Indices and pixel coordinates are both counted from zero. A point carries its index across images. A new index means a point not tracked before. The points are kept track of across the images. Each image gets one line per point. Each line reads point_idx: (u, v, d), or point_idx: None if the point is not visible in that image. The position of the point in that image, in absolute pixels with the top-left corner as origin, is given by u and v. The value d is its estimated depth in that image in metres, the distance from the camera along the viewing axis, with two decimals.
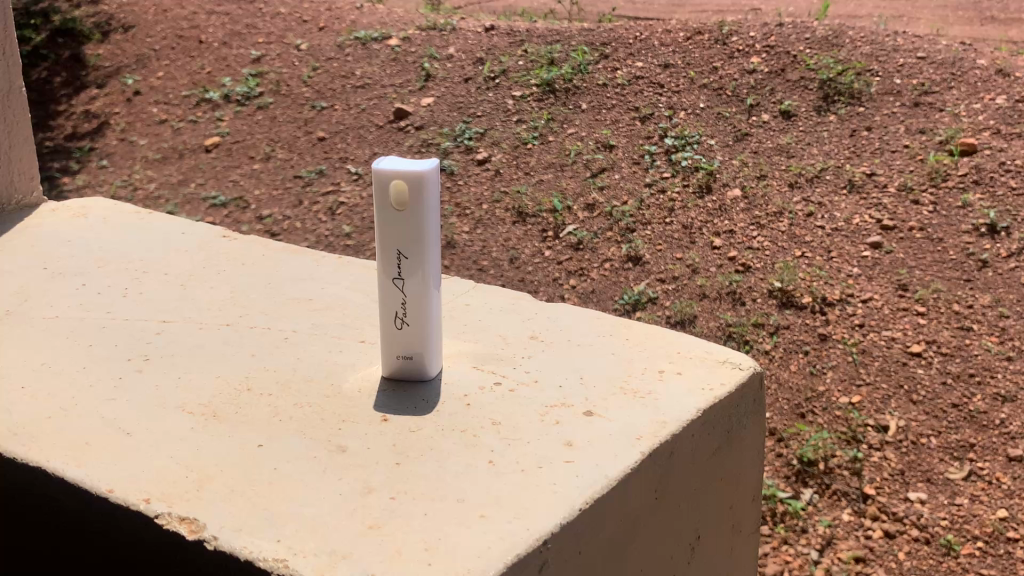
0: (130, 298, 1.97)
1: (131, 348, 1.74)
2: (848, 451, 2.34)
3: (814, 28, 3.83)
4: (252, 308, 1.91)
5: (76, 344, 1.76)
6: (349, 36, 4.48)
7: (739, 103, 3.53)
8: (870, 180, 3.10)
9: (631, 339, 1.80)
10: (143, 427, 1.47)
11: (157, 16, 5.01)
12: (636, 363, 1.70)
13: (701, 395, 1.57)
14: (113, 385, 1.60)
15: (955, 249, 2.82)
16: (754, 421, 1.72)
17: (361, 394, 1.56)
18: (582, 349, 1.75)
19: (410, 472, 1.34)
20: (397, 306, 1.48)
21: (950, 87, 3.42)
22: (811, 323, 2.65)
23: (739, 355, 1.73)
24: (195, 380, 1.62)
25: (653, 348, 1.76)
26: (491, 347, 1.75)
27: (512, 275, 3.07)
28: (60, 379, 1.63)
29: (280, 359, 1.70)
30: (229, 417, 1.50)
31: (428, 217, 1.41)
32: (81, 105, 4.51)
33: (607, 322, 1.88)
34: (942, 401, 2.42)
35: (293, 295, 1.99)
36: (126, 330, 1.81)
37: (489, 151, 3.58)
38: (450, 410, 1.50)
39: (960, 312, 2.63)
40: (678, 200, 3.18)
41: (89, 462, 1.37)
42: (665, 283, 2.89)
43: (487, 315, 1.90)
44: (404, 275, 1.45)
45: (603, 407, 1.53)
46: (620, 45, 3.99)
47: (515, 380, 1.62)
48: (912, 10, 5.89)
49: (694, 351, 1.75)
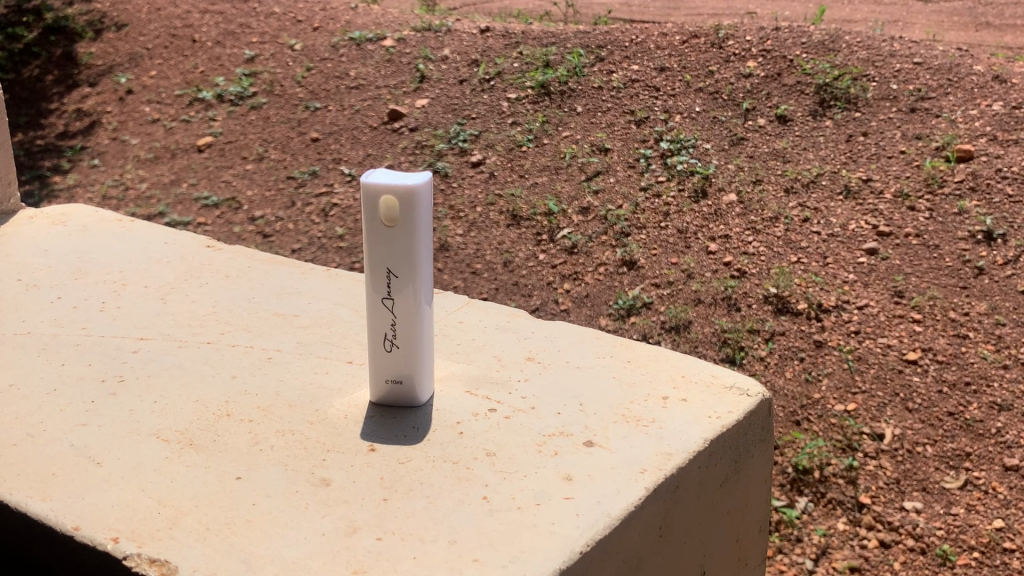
0: (106, 313, 1.95)
1: (105, 368, 1.73)
2: (843, 460, 2.32)
3: (811, 33, 3.81)
4: (235, 326, 1.89)
5: (48, 364, 1.75)
6: (344, 37, 4.45)
7: (735, 107, 3.52)
8: (866, 186, 3.08)
9: (633, 362, 1.77)
10: (116, 455, 1.46)
11: (150, 14, 4.98)
12: (639, 388, 1.68)
13: (708, 425, 1.55)
14: (85, 409, 1.59)
15: (951, 256, 2.80)
16: (762, 448, 1.70)
17: (347, 421, 1.54)
18: (580, 373, 1.73)
19: (397, 509, 1.32)
20: (387, 326, 1.46)
21: (947, 93, 3.41)
22: (806, 330, 2.63)
23: (748, 380, 1.71)
24: (171, 403, 1.60)
25: (657, 372, 1.74)
26: (487, 370, 1.73)
27: (506, 278, 3.05)
28: (29, 402, 1.61)
29: (263, 381, 1.68)
30: (206, 446, 1.48)
31: (419, 234, 1.38)
32: (73, 104, 4.47)
33: (609, 342, 1.86)
34: (938, 409, 2.41)
35: (277, 310, 1.97)
36: (100, 349, 1.80)
37: (484, 154, 3.56)
38: (441, 439, 1.49)
39: (956, 320, 2.61)
40: (673, 204, 3.16)
41: (54, 495, 1.36)
42: (660, 288, 2.87)
43: (483, 334, 1.88)
44: (394, 294, 1.43)
45: (604, 437, 1.51)
46: (616, 48, 3.97)
47: (511, 406, 1.60)
48: (908, 15, 5.88)
49: (700, 374, 1.73)
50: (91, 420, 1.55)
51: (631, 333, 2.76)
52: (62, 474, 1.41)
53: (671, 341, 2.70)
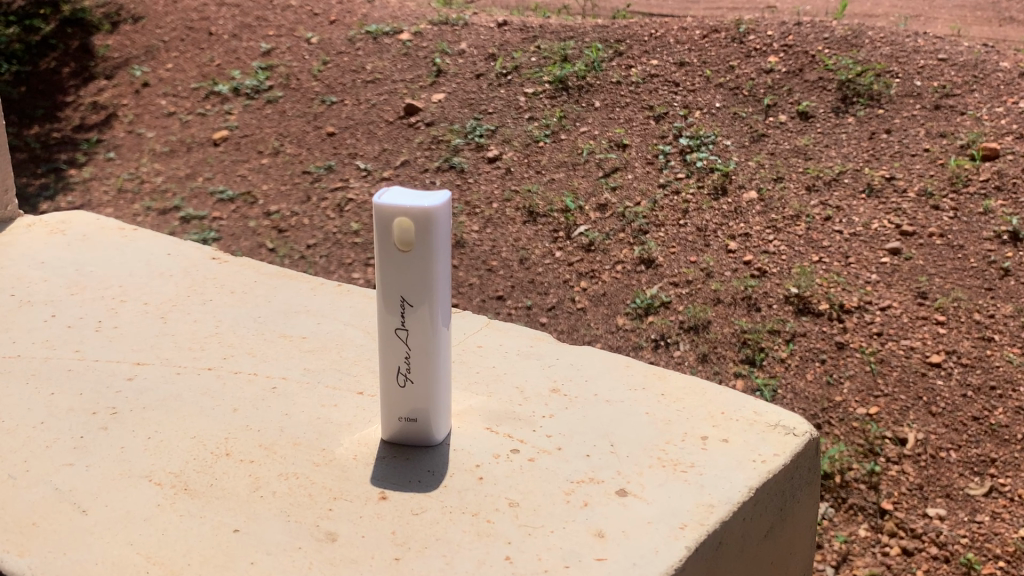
0: (100, 334, 1.94)
1: (99, 398, 1.71)
2: (865, 464, 2.28)
3: (833, 28, 3.75)
4: (240, 351, 1.87)
5: (37, 393, 1.73)
6: (360, 30, 4.42)
7: (755, 103, 3.47)
8: (890, 184, 3.03)
9: (667, 396, 1.74)
10: (105, 501, 1.43)
11: (167, 7, 4.97)
12: (675, 427, 1.64)
13: (752, 471, 1.51)
14: (73, 446, 1.57)
15: (976, 257, 2.75)
16: (808, 491, 1.66)
17: (357, 463, 1.52)
18: (607, 408, 1.70)
19: (409, 569, 1.29)
20: (400, 360, 1.43)
21: (972, 90, 3.35)
22: (828, 331, 2.59)
23: (793, 418, 1.67)
24: (167, 441, 1.58)
25: (694, 407, 1.70)
26: (509, 405, 1.71)
27: (522, 275, 3.02)
28: (14, 437, 1.60)
29: (266, 415, 1.66)
30: (202, 492, 1.46)
31: (434, 259, 1.35)
32: (89, 96, 4.46)
33: (642, 372, 1.84)
34: (962, 413, 2.36)
35: (284, 332, 1.95)
36: (93, 376, 1.78)
37: (500, 149, 3.53)
38: (458, 487, 1.46)
39: (981, 322, 2.56)
40: (693, 201, 3.12)
41: (33, 549, 1.34)
42: (679, 287, 2.83)
43: (506, 364, 1.86)
44: (408, 325, 1.40)
45: (638, 484, 1.48)
46: (635, 43, 3.93)
47: (536, 447, 1.58)
48: (931, 10, 5.80)
49: (742, 411, 1.69)
50: (79, 460, 1.53)
51: (649, 333, 2.72)
52: (43, 522, 1.39)
53: (689, 342, 2.66)
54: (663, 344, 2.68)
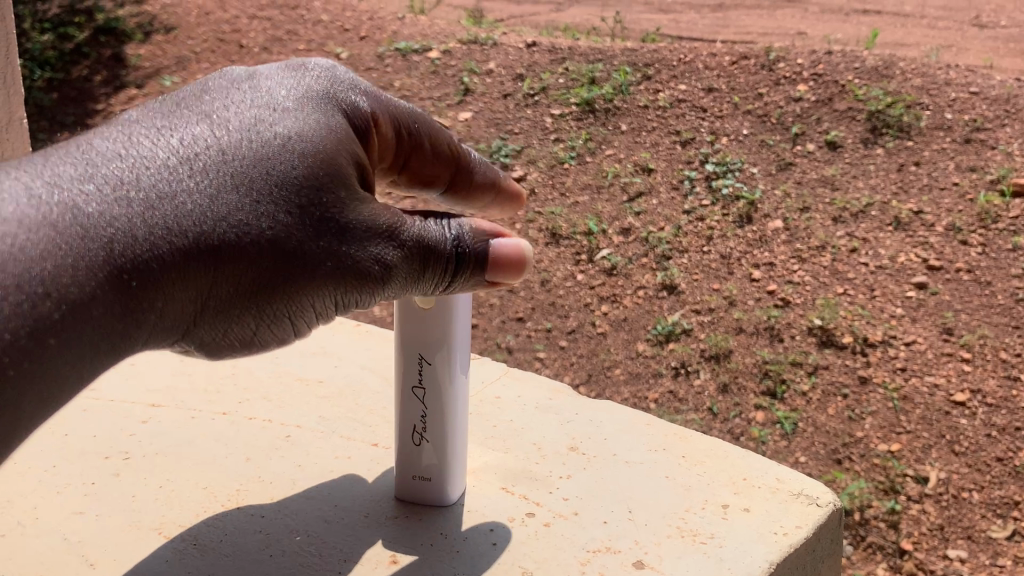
0: (118, 371, 1.97)
1: (112, 441, 1.74)
2: (885, 502, 2.24)
3: (864, 58, 3.71)
4: (257, 393, 1.88)
5: (52, 434, 1.76)
6: (390, 46, 4.44)
7: (783, 131, 3.45)
8: (917, 218, 3.00)
9: (688, 458, 1.73)
10: (112, 555, 1.45)
11: (200, 19, 5.02)
12: (695, 493, 1.62)
13: (773, 544, 1.49)
14: (83, 494, 1.59)
15: (1003, 294, 2.71)
16: (829, 562, 1.64)
17: (369, 522, 1.51)
18: (625, 469, 1.69)
19: None
20: (417, 419, 1.44)
21: (1004, 125, 3.31)
22: (851, 365, 2.56)
23: (819, 487, 1.65)
24: (178, 490, 1.60)
25: (716, 472, 1.68)
26: (525, 463, 1.70)
27: (543, 297, 3.01)
28: (26, 481, 1.63)
29: (280, 465, 1.67)
30: (210, 546, 1.46)
31: (453, 317, 1.36)
32: (119, 105, 4.51)
33: (664, 431, 1.82)
34: (986, 453, 2.33)
35: (301, 373, 1.96)
36: (108, 417, 1.81)
37: (525, 170, 3.53)
38: (471, 552, 1.45)
39: (1008, 361, 2.52)
40: (717, 228, 3.11)
41: None
42: (701, 315, 2.81)
43: (524, 419, 1.86)
44: (425, 385, 1.41)
45: (655, 555, 1.46)
46: (664, 67, 3.92)
47: (552, 510, 1.56)
48: (963, 41, 5.77)
49: (765, 478, 1.67)
50: (89, 509, 1.56)
51: (669, 361, 2.70)
52: None
53: (710, 371, 2.63)
54: (682, 373, 2.65)
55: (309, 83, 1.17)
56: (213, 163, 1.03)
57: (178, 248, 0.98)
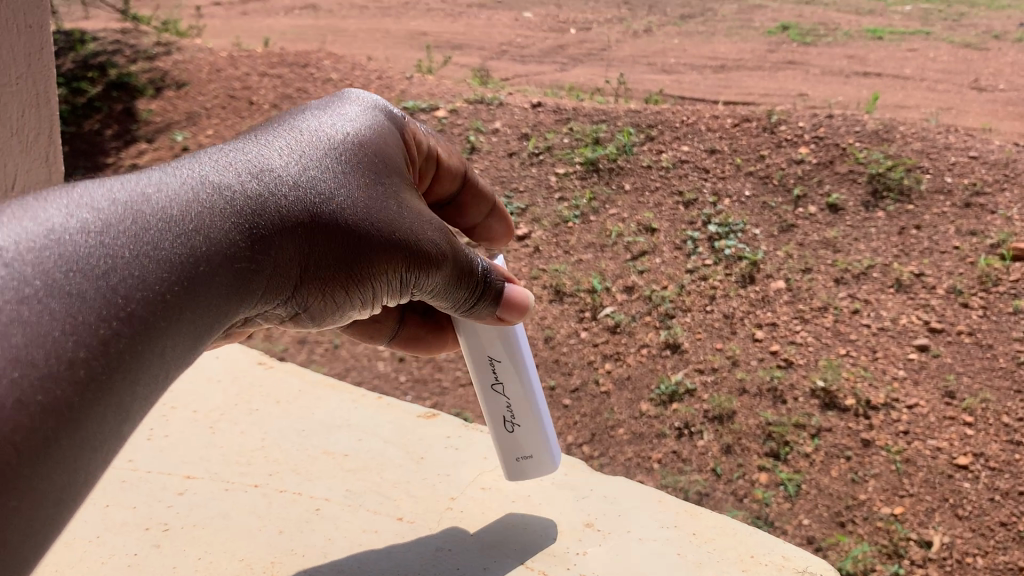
0: (160, 448, 2.35)
1: (154, 514, 2.13)
2: (889, 566, 2.24)
3: (865, 122, 3.76)
4: (284, 467, 2.27)
5: (104, 507, 2.15)
6: (397, 105, 4.52)
7: (785, 193, 3.49)
8: (918, 280, 3.02)
9: (694, 535, 2.05)
10: None
11: (211, 75, 5.12)
12: (703, 569, 1.94)
13: None
14: (128, 563, 1.98)
15: (1005, 357, 2.72)
16: None
17: None
18: (637, 546, 2.01)
19: None
20: (506, 410, 2.02)
21: (1003, 188, 3.34)
22: (854, 427, 2.57)
23: (818, 565, 1.97)
24: (212, 562, 1.98)
25: (721, 550, 2.00)
26: (547, 541, 2.04)
27: (546, 355, 3.03)
28: (79, 550, 2.02)
29: (300, 539, 2.04)
30: None
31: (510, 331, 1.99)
32: (129, 159, 4.58)
33: (672, 510, 2.15)
34: (989, 518, 2.32)
35: (324, 450, 2.34)
36: (152, 490, 2.20)
37: (529, 229, 3.57)
38: None
39: (1010, 424, 2.53)
40: (720, 288, 3.14)
41: None
42: (704, 374, 2.83)
43: (547, 498, 2.19)
44: (504, 384, 2.01)
45: None
46: (667, 128, 3.98)
47: None
48: (963, 103, 5.85)
49: (768, 555, 1.98)
50: None
51: (673, 421, 2.70)
52: None
53: (713, 432, 2.64)
54: (686, 433, 2.66)
55: (351, 114, 1.63)
56: (264, 172, 1.35)
57: (263, 224, 1.29)
